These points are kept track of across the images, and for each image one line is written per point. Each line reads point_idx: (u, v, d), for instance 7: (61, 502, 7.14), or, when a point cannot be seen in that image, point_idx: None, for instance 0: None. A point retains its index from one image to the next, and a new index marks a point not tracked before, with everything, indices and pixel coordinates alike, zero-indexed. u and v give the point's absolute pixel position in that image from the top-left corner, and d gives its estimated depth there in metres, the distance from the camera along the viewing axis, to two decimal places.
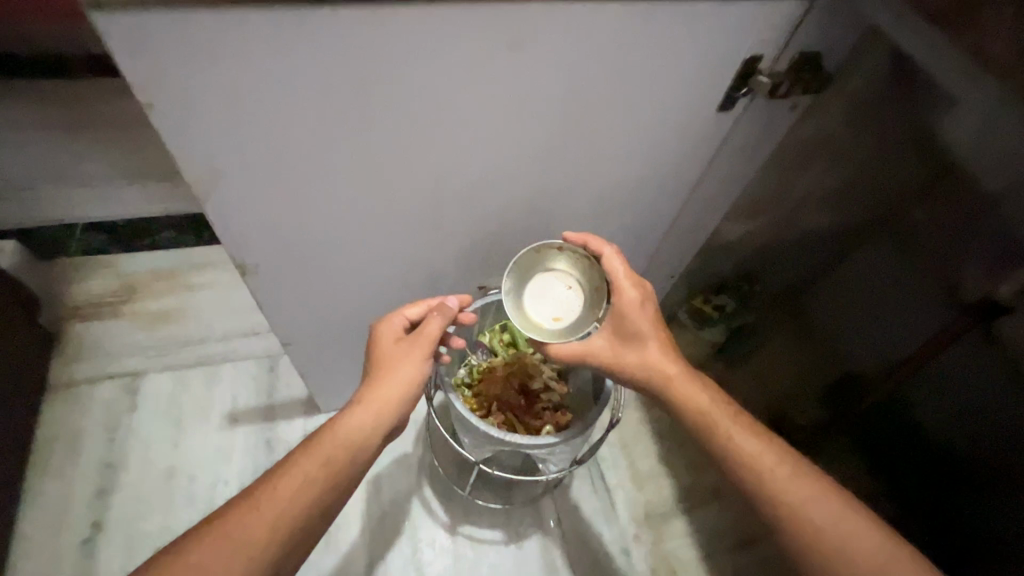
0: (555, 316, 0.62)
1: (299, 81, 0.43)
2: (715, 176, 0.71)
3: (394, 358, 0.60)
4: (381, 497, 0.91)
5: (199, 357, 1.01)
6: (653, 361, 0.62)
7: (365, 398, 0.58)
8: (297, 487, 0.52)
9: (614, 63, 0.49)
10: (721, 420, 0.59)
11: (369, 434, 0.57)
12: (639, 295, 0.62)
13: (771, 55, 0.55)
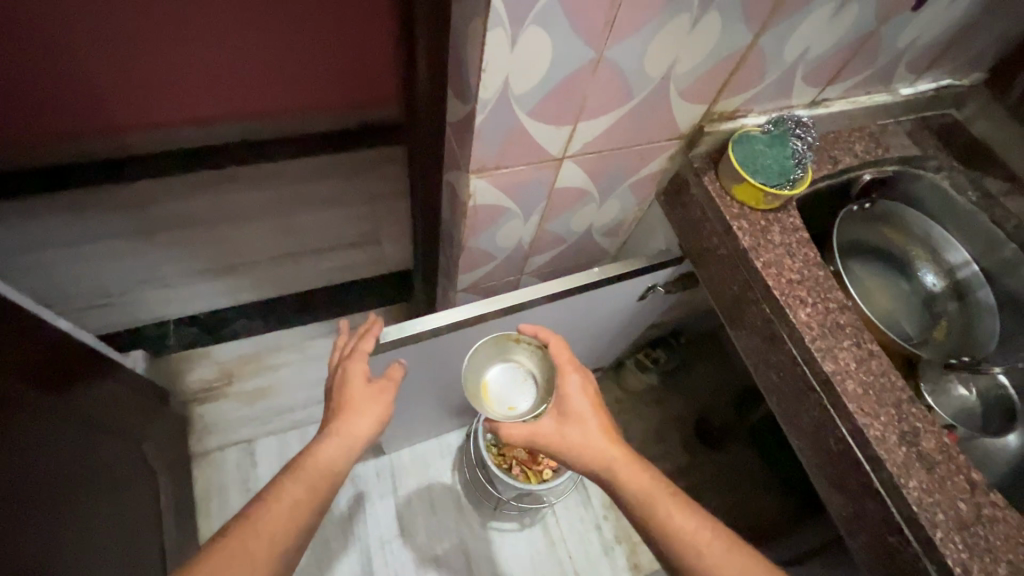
0: (509, 406, 0.84)
1: (438, 343, 0.90)
2: (643, 312, 1.12)
3: (364, 400, 0.77)
4: (435, 508, 1.36)
5: (292, 422, 1.41)
6: (597, 438, 0.74)
7: (340, 433, 0.74)
8: (292, 507, 0.67)
9: (577, 307, 0.94)
10: (661, 501, 0.69)
11: (342, 462, 0.73)
12: (583, 382, 0.79)
13: (672, 277, 0.94)
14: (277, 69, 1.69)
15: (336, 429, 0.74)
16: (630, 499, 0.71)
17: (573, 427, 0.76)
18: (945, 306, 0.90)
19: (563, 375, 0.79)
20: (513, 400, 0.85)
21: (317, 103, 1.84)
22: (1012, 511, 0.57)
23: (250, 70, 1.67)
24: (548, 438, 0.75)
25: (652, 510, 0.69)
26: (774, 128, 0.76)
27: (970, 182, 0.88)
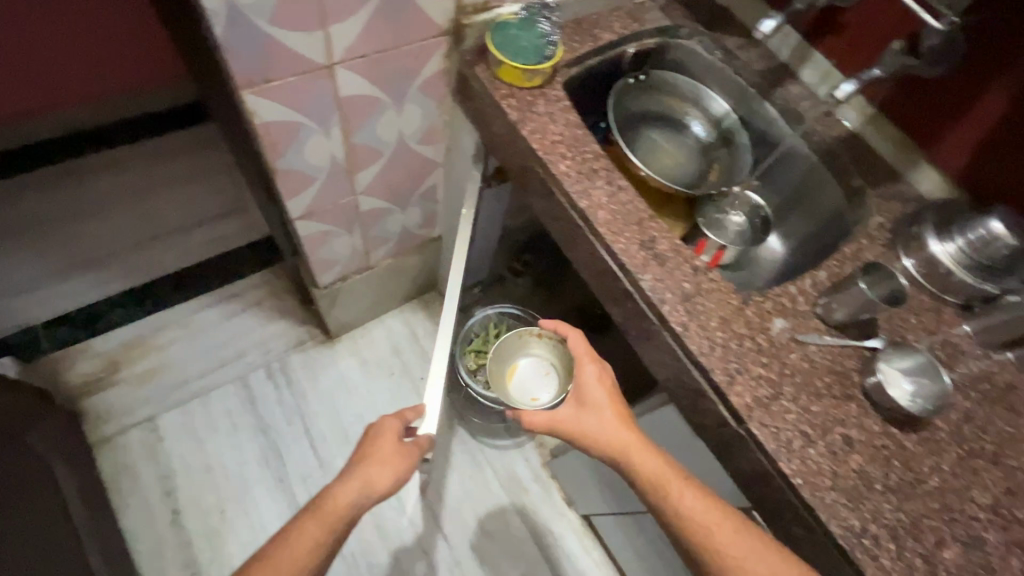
0: (532, 397, 1.13)
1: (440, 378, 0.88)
2: (486, 213, 1.23)
3: (382, 454, 0.83)
4: (348, 438, 1.46)
5: (191, 393, 1.44)
6: (607, 425, 0.75)
7: (360, 480, 0.79)
8: (311, 544, 0.72)
9: None
10: (672, 482, 0.69)
11: (359, 507, 0.78)
12: (600, 373, 0.79)
13: (487, 171, 1.06)
14: (41, 40, 1.56)
15: (364, 476, 0.80)
16: (641, 484, 0.70)
17: (591, 414, 0.76)
18: (717, 152, 1.07)
19: (582, 367, 0.80)
20: (534, 391, 1.13)
21: (110, 71, 1.71)
22: (724, 281, 0.75)
23: (7, 47, 1.53)
24: (566, 425, 0.77)
25: (662, 492, 0.68)
26: (526, 12, 0.86)
27: (714, 42, 1.04)
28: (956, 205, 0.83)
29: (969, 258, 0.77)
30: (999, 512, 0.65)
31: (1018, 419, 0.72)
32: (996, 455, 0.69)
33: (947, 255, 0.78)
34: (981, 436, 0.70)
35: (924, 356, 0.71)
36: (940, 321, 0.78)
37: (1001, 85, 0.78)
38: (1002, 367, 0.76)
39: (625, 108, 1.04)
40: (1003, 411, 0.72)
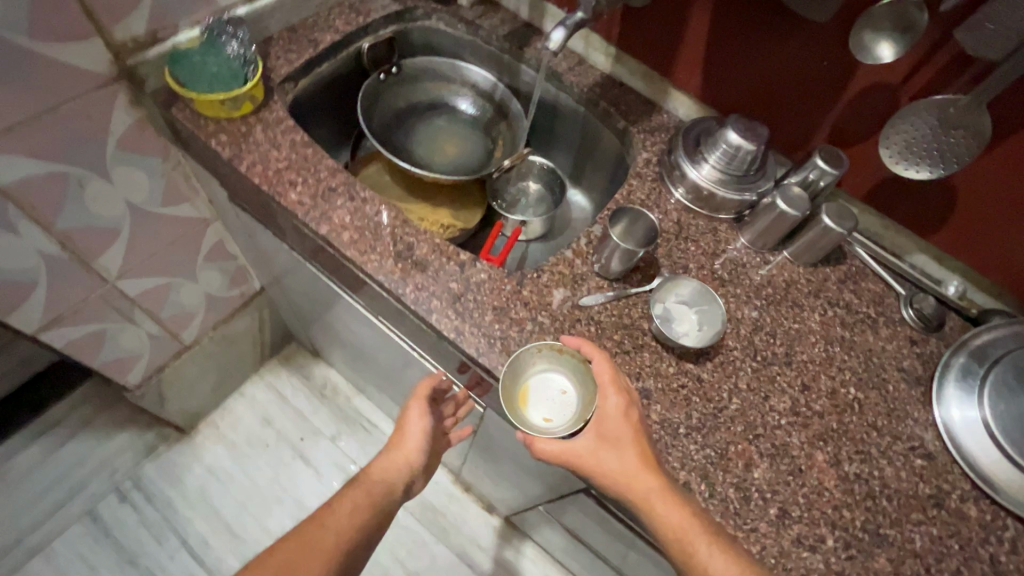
0: (546, 420, 0.64)
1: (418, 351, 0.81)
2: None
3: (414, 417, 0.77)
4: (234, 532, 1.31)
5: (28, 550, 1.24)
6: (628, 469, 0.57)
7: (393, 448, 0.75)
8: (351, 509, 0.68)
9: None
10: (698, 539, 0.54)
11: (398, 475, 0.73)
12: (628, 409, 0.59)
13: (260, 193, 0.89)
14: None
15: (397, 446, 0.76)
16: (664, 542, 0.55)
17: (608, 452, 0.58)
18: (498, 127, 1.04)
19: (602, 398, 0.60)
20: (547, 413, 0.65)
21: None
22: (495, 268, 0.70)
23: None
24: (580, 458, 0.59)
25: (687, 552, 0.54)
26: (209, 32, 0.75)
27: (454, 16, 0.98)
28: (705, 124, 0.83)
29: (721, 175, 0.79)
30: (799, 412, 0.66)
31: (802, 314, 0.74)
32: (788, 356, 0.70)
33: (702, 177, 0.79)
34: (772, 342, 0.71)
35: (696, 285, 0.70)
36: (718, 241, 0.79)
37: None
38: (780, 267, 0.79)
39: (386, 106, 0.99)
40: (786, 310, 0.74)
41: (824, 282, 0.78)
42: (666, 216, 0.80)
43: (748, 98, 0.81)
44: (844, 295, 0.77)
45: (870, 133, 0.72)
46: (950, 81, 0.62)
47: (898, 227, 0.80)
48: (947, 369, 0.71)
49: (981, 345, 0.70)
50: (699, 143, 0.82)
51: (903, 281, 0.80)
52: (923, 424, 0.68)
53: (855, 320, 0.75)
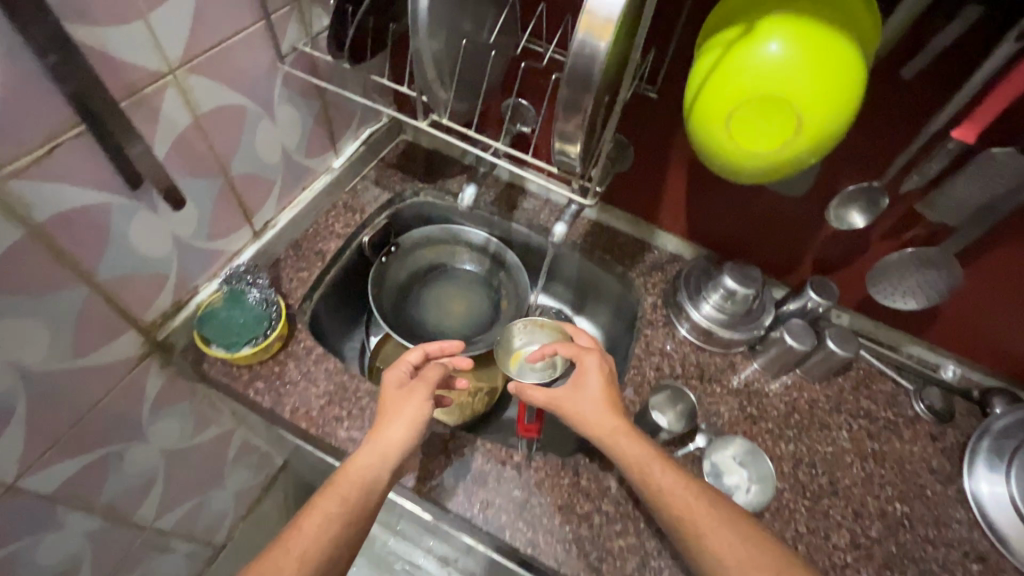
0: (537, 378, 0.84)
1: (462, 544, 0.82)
2: None
3: (398, 405, 0.69)
4: None
5: None
6: (598, 412, 0.68)
7: (372, 441, 0.66)
8: (321, 525, 0.59)
9: None
10: (654, 466, 0.64)
11: (378, 474, 0.64)
12: (600, 365, 0.72)
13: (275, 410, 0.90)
14: None
15: (374, 438, 0.67)
16: (630, 471, 0.64)
17: (583, 395, 0.70)
18: (498, 278, 1.09)
19: (582, 360, 0.73)
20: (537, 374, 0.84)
21: None
22: (549, 463, 0.73)
23: None
24: (562, 401, 0.70)
25: (644, 475, 0.64)
26: (230, 285, 0.77)
27: (441, 189, 1.04)
28: (698, 264, 0.90)
29: (721, 314, 0.85)
30: (860, 543, 0.70)
31: (832, 434, 0.80)
32: (833, 485, 0.75)
33: (703, 317, 0.86)
34: (814, 473, 0.76)
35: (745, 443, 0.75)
36: (738, 375, 0.85)
37: (675, 163, 0.84)
38: (799, 387, 0.84)
39: (392, 282, 1.03)
40: (817, 434, 0.79)
41: (841, 393, 0.84)
42: (685, 359, 0.85)
43: (730, 236, 0.89)
44: (862, 404, 0.83)
45: (850, 260, 0.80)
46: (912, 225, 0.69)
47: (886, 325, 0.88)
48: (975, 458, 0.77)
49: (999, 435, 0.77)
50: (699, 283, 0.88)
51: (908, 373, 0.87)
52: (968, 524, 0.74)
53: (880, 429, 0.81)
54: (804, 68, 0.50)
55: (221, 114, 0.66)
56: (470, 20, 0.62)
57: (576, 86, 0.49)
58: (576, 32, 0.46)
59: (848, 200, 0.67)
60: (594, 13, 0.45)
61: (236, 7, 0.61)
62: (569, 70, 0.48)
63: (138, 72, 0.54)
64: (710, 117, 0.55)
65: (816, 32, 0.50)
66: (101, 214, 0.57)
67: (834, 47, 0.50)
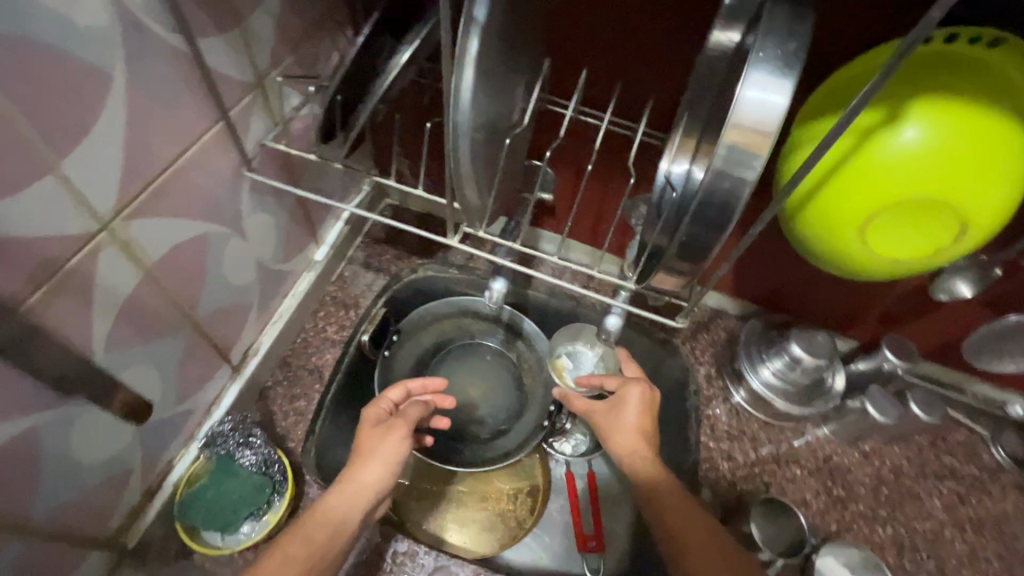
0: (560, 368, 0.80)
1: None
2: None
3: (374, 439, 0.57)
4: None
5: None
6: (633, 443, 0.61)
7: (343, 482, 0.55)
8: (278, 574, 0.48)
9: None
10: (691, 531, 0.54)
11: (349, 519, 0.53)
12: (643, 398, 0.63)
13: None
14: None
15: (345, 477, 0.55)
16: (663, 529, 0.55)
17: (615, 420, 0.63)
18: (517, 348, 0.91)
19: (623, 391, 0.64)
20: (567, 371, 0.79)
21: None
22: None
23: None
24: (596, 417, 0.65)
25: (672, 535, 0.54)
26: (215, 452, 0.61)
27: (443, 261, 0.87)
28: (753, 326, 0.81)
29: (781, 383, 0.76)
30: None
31: (925, 506, 0.73)
32: (943, 570, 0.69)
33: (762, 385, 0.77)
34: (920, 558, 0.69)
35: (869, 552, 0.66)
36: (815, 449, 0.76)
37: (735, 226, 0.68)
38: (880, 454, 0.76)
39: (398, 378, 0.85)
40: (910, 509, 0.73)
41: (921, 452, 0.77)
42: (756, 440, 0.76)
43: (783, 291, 0.78)
44: (945, 460, 0.77)
45: (926, 314, 0.71)
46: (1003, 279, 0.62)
47: (951, 369, 0.79)
48: None
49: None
50: (753, 345, 0.79)
51: (977, 414, 0.81)
52: None
53: (969, 490, 0.75)
54: (955, 171, 0.39)
55: (178, 253, 0.50)
56: (506, 110, 0.47)
57: (700, 223, 0.37)
58: (717, 145, 0.33)
59: (955, 269, 0.60)
60: (746, 123, 0.32)
61: (183, 117, 0.44)
62: (700, 201, 0.35)
63: (54, 246, 0.38)
64: (825, 217, 0.45)
65: (976, 122, 0.39)
66: (29, 444, 0.41)
67: (994, 134, 0.39)
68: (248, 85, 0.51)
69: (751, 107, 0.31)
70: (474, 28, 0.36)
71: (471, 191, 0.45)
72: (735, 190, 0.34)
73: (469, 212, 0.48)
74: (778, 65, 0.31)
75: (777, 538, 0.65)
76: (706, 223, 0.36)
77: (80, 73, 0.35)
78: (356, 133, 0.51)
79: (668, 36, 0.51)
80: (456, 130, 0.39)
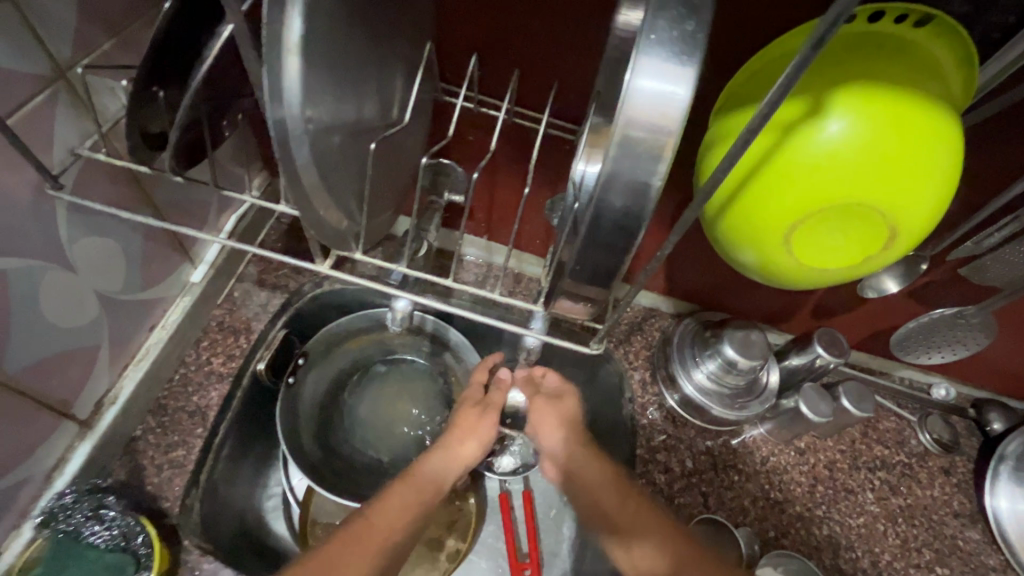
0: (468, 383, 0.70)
1: None
2: None
3: (472, 421, 0.65)
4: None
5: None
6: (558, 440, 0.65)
7: (444, 449, 0.63)
8: (400, 514, 0.56)
9: None
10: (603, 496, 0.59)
11: (448, 476, 0.62)
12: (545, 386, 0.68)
13: None
14: None
15: (446, 444, 0.64)
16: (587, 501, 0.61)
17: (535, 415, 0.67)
18: (442, 364, 0.81)
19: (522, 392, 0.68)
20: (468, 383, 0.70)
21: None
22: None
23: None
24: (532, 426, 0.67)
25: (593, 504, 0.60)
26: (56, 530, 0.49)
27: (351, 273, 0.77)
28: (686, 326, 0.76)
29: (716, 386, 0.72)
30: None
31: (859, 501, 0.72)
32: (877, 566, 0.68)
33: (696, 390, 0.73)
34: (855, 557, 0.68)
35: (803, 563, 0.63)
36: (751, 451, 0.73)
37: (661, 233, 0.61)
38: (814, 451, 0.74)
39: (305, 408, 0.75)
40: (845, 505, 0.71)
41: (853, 444, 0.76)
42: (693, 448, 0.72)
43: (716, 287, 0.74)
44: (876, 451, 0.76)
45: (852, 307, 0.69)
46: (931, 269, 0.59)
47: (881, 356, 0.78)
48: (995, 478, 0.74)
49: (1015, 462, 0.74)
50: (685, 347, 0.74)
51: (905, 401, 0.81)
52: (1002, 568, 0.70)
53: (899, 479, 0.74)
54: (884, 170, 0.34)
55: None
56: (372, 106, 0.39)
57: (598, 249, 0.31)
58: (608, 147, 0.27)
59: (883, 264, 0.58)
60: (640, 121, 0.25)
61: None
62: (597, 215, 0.29)
63: None
64: (751, 224, 0.39)
65: (909, 113, 0.34)
66: None
67: (926, 126, 0.34)
68: (40, 79, 0.40)
69: (647, 99, 0.25)
70: (293, 3, 0.28)
71: (330, 211, 0.36)
72: (633, 206, 0.28)
73: (333, 231, 0.39)
74: (673, 48, 0.24)
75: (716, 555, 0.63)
76: (604, 242, 0.30)
77: None
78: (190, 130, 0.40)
79: (565, 18, 0.44)
80: (284, 133, 0.30)
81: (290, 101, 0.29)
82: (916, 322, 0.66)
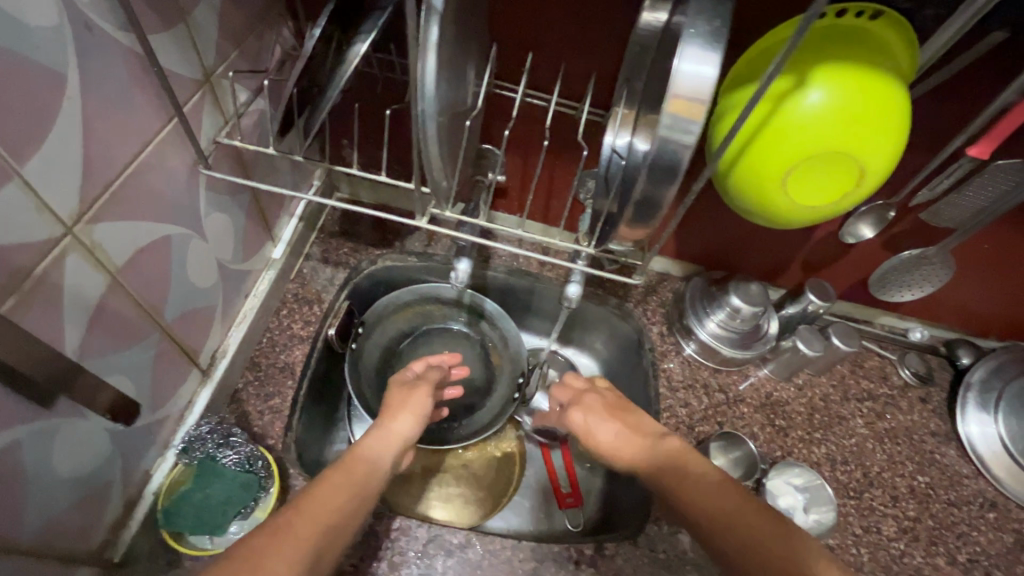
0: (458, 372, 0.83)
1: None
2: None
3: (405, 397, 0.68)
4: None
5: None
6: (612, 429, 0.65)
7: (381, 431, 0.63)
8: (342, 497, 0.53)
9: None
10: (675, 466, 0.56)
11: (385, 456, 0.61)
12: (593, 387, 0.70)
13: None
14: None
15: (384, 424, 0.64)
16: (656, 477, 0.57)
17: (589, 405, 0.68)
18: (485, 332, 0.91)
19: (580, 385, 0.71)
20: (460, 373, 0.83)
21: None
22: (626, 541, 0.69)
23: None
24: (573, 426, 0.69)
25: (667, 479, 0.55)
26: (194, 456, 0.60)
27: (402, 251, 0.87)
28: (695, 285, 0.88)
29: (725, 331, 0.83)
30: (906, 527, 0.76)
31: (850, 425, 0.84)
32: (868, 476, 0.79)
33: (709, 336, 0.84)
34: (850, 469, 0.80)
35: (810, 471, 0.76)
36: (757, 388, 0.85)
37: None
38: (810, 386, 0.86)
39: (367, 369, 0.85)
40: (839, 429, 0.83)
41: (844, 379, 0.88)
42: (708, 387, 0.84)
43: (720, 249, 0.86)
44: (863, 384, 0.88)
45: (836, 258, 0.82)
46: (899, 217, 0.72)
47: (865, 305, 0.91)
48: (966, 402, 0.86)
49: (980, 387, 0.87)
50: (697, 302, 0.86)
51: (888, 344, 0.93)
52: (975, 476, 0.82)
53: (884, 407, 0.86)
54: (855, 125, 0.46)
55: (141, 257, 0.49)
56: (462, 94, 0.50)
57: (651, 188, 0.42)
58: (662, 115, 0.38)
59: (859, 216, 0.71)
60: (685, 94, 0.37)
61: (135, 118, 0.44)
62: (652, 162, 0.40)
63: (21, 252, 0.37)
64: (757, 174, 0.51)
65: (870, 83, 0.46)
66: (9, 461, 0.40)
67: (884, 91, 0.46)
68: (198, 83, 0.51)
69: (690, 79, 0.36)
70: (433, 17, 0.39)
71: (439, 173, 0.47)
72: (678, 155, 0.39)
73: (437, 191, 0.50)
74: (706, 42, 0.36)
75: (735, 465, 0.75)
76: (657, 183, 0.42)
77: (36, 76, 0.35)
78: (319, 118, 0.51)
79: (601, 22, 0.56)
80: (423, 113, 0.41)
81: (428, 88, 0.40)
82: (888, 266, 0.79)
